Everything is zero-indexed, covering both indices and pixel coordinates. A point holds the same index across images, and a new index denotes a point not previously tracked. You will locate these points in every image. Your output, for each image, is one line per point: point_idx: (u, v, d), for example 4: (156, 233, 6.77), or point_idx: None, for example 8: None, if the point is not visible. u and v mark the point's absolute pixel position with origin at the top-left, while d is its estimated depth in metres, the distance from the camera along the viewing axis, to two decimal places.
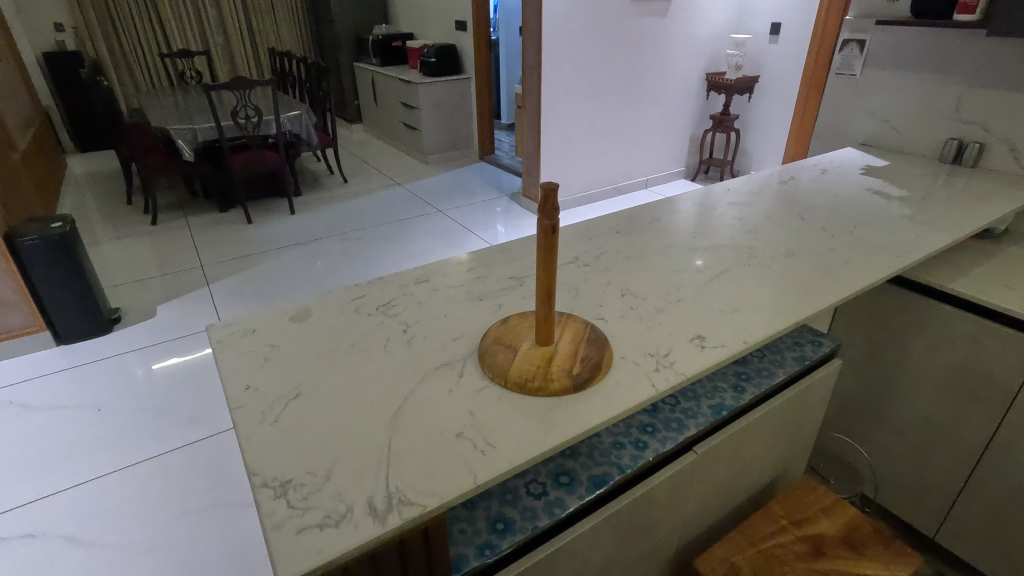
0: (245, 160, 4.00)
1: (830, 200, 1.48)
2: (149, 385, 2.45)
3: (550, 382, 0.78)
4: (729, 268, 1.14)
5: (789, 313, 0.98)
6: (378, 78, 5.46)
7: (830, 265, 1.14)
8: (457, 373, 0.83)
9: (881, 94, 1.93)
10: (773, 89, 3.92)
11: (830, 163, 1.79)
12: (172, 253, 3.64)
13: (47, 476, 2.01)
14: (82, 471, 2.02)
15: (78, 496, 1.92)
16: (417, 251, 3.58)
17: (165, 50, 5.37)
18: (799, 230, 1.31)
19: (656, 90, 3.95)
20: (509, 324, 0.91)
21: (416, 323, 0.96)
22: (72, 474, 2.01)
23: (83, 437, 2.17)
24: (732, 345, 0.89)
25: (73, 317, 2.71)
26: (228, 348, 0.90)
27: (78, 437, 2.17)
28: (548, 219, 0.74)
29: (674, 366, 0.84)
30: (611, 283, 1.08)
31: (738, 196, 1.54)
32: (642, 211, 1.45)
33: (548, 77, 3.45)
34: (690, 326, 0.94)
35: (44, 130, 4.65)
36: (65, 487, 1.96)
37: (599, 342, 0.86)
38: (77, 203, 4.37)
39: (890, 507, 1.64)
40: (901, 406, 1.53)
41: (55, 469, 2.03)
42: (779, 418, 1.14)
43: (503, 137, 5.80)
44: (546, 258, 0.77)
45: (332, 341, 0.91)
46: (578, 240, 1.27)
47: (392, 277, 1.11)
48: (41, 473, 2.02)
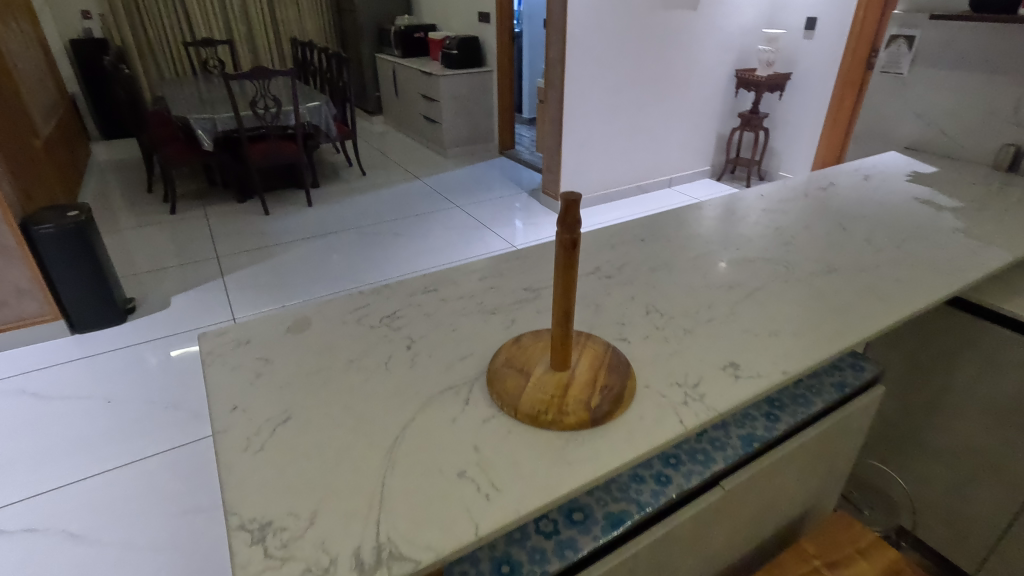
0: (264, 151, 3.98)
1: (873, 209, 1.37)
2: (159, 377, 2.43)
3: (566, 415, 0.70)
4: (764, 284, 1.04)
5: (831, 340, 0.88)
6: (399, 70, 5.40)
7: (878, 284, 1.04)
8: (463, 399, 0.75)
9: (928, 94, 1.80)
10: (805, 86, 3.76)
11: (871, 168, 1.67)
12: (188, 244, 3.62)
13: (54, 468, 1.99)
14: (89, 465, 2.00)
15: (82, 492, 1.90)
16: (434, 247, 3.51)
17: (189, 39, 5.39)
18: (841, 242, 1.20)
19: (683, 86, 3.82)
20: (521, 344, 0.83)
21: (421, 338, 0.88)
22: (78, 468, 1.99)
23: (92, 429, 2.16)
24: (769, 375, 0.80)
25: (88, 306, 2.70)
26: (219, 361, 0.83)
27: (87, 429, 2.15)
28: (567, 233, 0.66)
29: (704, 400, 0.75)
30: (635, 298, 0.99)
31: (773, 202, 1.44)
32: (670, 217, 1.36)
33: (571, 72, 3.35)
34: (722, 350, 0.85)
35: (69, 117, 4.70)
36: (72, 480, 1.94)
37: (622, 368, 0.78)
38: (100, 189, 4.41)
39: (929, 541, 1.53)
40: (946, 435, 1.41)
41: (62, 461, 2.02)
42: (814, 450, 1.04)
43: (524, 131, 5.70)
44: (565, 275, 0.69)
45: (330, 357, 0.84)
46: (600, 248, 1.19)
47: (399, 284, 1.04)
48: (48, 464, 2.00)
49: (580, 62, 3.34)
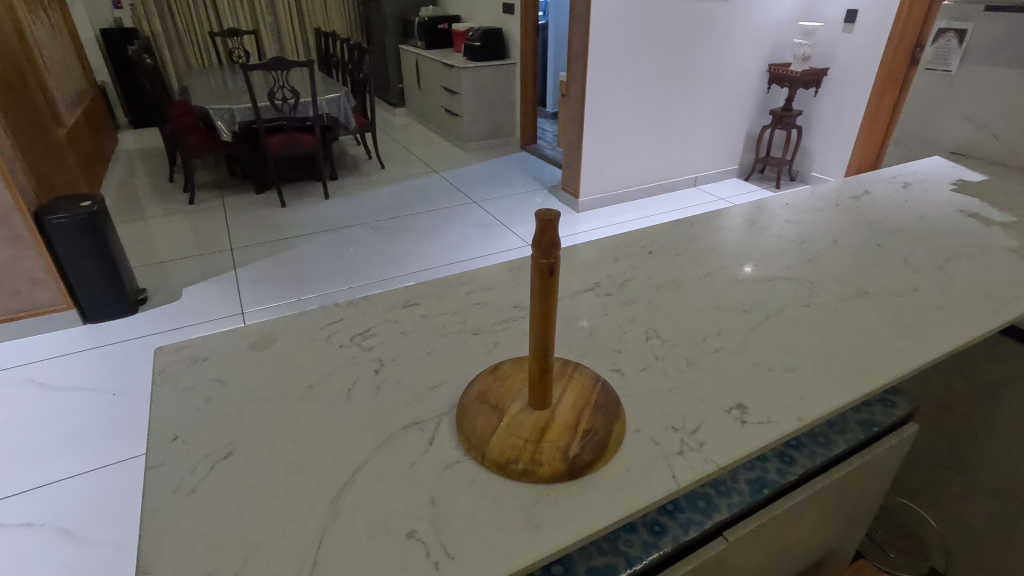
0: (281, 142, 3.95)
1: (912, 222, 1.24)
2: None
3: (538, 466, 0.60)
4: (784, 308, 0.92)
5: (857, 379, 0.76)
6: (422, 62, 5.33)
7: (914, 313, 0.91)
8: (428, 438, 0.66)
9: (979, 94, 1.64)
10: (843, 83, 3.55)
11: (912, 174, 1.52)
12: (204, 234, 3.61)
13: (55, 461, 1.98)
14: (89, 460, 1.98)
15: (80, 487, 1.88)
16: (450, 244, 3.43)
17: (216, 29, 5.40)
18: (873, 260, 1.08)
19: (713, 81, 3.66)
20: (499, 373, 0.73)
21: (392, 360, 0.80)
22: (79, 462, 1.98)
23: (96, 422, 2.15)
24: (782, 421, 0.69)
25: (100, 297, 2.69)
26: (169, 381, 0.76)
27: (91, 422, 2.14)
28: (544, 257, 0.56)
29: (703, 450, 0.65)
30: (635, 321, 0.89)
31: (799, 212, 1.31)
32: (684, 225, 1.25)
33: (594, 66, 3.21)
34: (729, 388, 0.75)
35: (96, 105, 4.76)
36: (71, 475, 1.93)
37: (610, 407, 0.68)
38: (124, 177, 4.45)
39: None
40: (986, 474, 1.27)
41: (64, 454, 2.01)
42: (834, 496, 0.93)
43: (547, 126, 5.57)
44: (541, 305, 0.59)
45: (290, 380, 0.76)
46: (602, 261, 1.08)
47: (378, 296, 0.96)
48: (50, 457, 2.00)
49: (603, 56, 3.21)
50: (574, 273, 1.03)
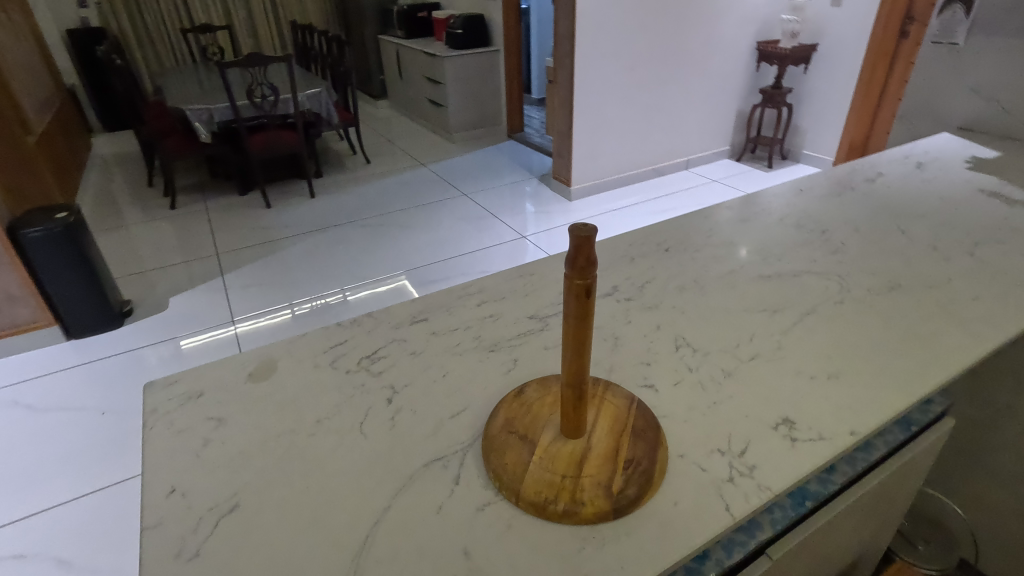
0: (263, 140, 3.82)
1: (933, 205, 1.19)
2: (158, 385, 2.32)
3: (580, 506, 0.55)
4: (816, 307, 0.87)
5: (906, 385, 0.71)
6: (402, 52, 5.19)
7: (953, 306, 0.86)
8: (453, 477, 0.60)
9: (986, 66, 1.59)
10: (833, 59, 3.49)
11: (923, 153, 1.47)
12: (188, 239, 3.49)
13: (47, 487, 1.90)
14: (82, 483, 1.90)
15: (75, 513, 1.80)
16: (443, 239, 3.35)
17: (187, 25, 5.23)
18: (900, 248, 1.03)
19: (702, 61, 3.59)
20: (524, 398, 0.67)
21: (405, 387, 0.74)
22: (72, 486, 1.90)
23: (87, 443, 2.07)
24: (834, 437, 0.64)
25: (83, 311, 2.58)
26: (162, 423, 0.69)
27: (82, 443, 2.06)
28: (580, 277, 0.50)
29: (755, 475, 0.60)
30: (660, 328, 0.83)
31: (814, 197, 1.26)
32: (697, 217, 1.19)
33: (582, 51, 3.13)
34: (771, 400, 0.69)
35: (67, 109, 4.58)
36: (65, 500, 1.85)
37: (651, 431, 0.63)
38: (101, 183, 4.30)
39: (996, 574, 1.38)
40: (1012, 460, 1.24)
41: (55, 479, 1.92)
42: (873, 500, 0.88)
43: (533, 113, 5.48)
44: (577, 330, 0.53)
45: (295, 415, 0.69)
46: (618, 261, 1.02)
47: (382, 313, 0.89)
48: (40, 483, 1.91)
49: (591, 40, 3.13)
50: None
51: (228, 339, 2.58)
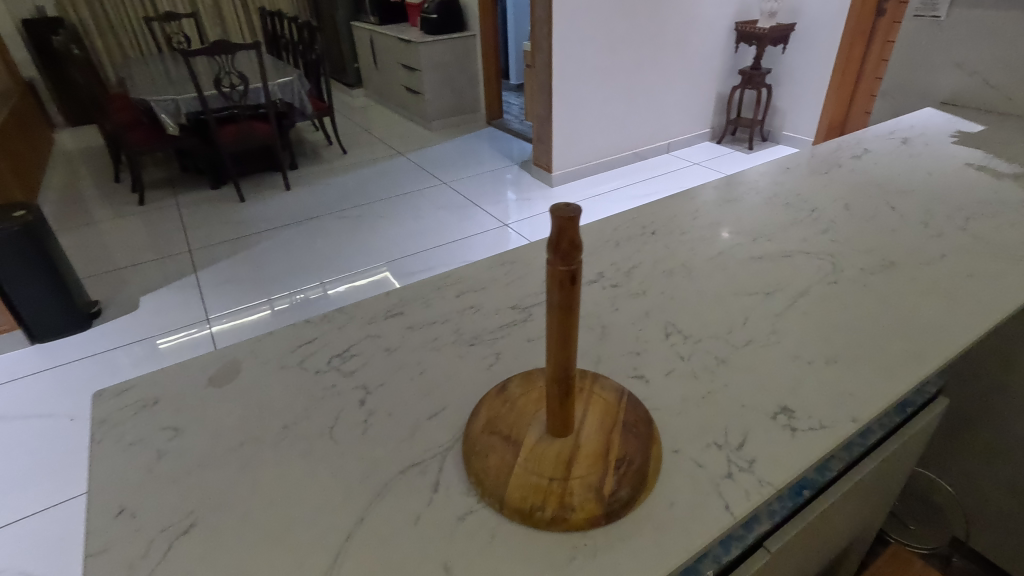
0: (233, 132, 3.69)
1: (921, 180, 1.16)
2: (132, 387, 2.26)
3: (569, 512, 0.50)
4: (810, 287, 0.83)
5: (906, 367, 0.68)
6: (376, 38, 5.06)
7: (949, 283, 0.83)
8: (431, 483, 0.56)
9: (971, 39, 1.57)
10: (811, 38, 3.46)
11: (908, 128, 1.45)
12: (158, 236, 3.37)
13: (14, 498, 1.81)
14: (51, 494, 1.82)
15: (43, 524, 1.72)
16: (423, 229, 3.27)
17: (150, 14, 5.03)
18: (892, 226, 1.00)
19: (681, 42, 3.54)
20: (508, 395, 0.63)
21: (379, 387, 0.68)
22: (41, 496, 1.81)
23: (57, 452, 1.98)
24: (835, 425, 0.61)
25: (48, 314, 2.46)
26: (112, 435, 0.63)
27: (50, 453, 1.97)
28: (564, 264, 0.45)
29: (755, 469, 0.56)
30: (649, 314, 0.79)
31: (801, 175, 1.22)
32: (683, 199, 1.14)
33: (560, 33, 3.06)
34: (768, 389, 0.66)
35: (26, 104, 4.39)
36: (32, 512, 1.76)
37: (643, 427, 0.58)
38: (65, 180, 4.14)
39: (988, 552, 1.38)
40: (1002, 437, 1.23)
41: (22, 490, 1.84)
42: (870, 484, 0.86)
43: (513, 99, 5.39)
44: (562, 321, 0.49)
45: (258, 421, 0.64)
46: (602, 246, 0.97)
47: (354, 307, 0.84)
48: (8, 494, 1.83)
49: (569, 22, 3.06)
50: None
51: (202, 338, 2.49)
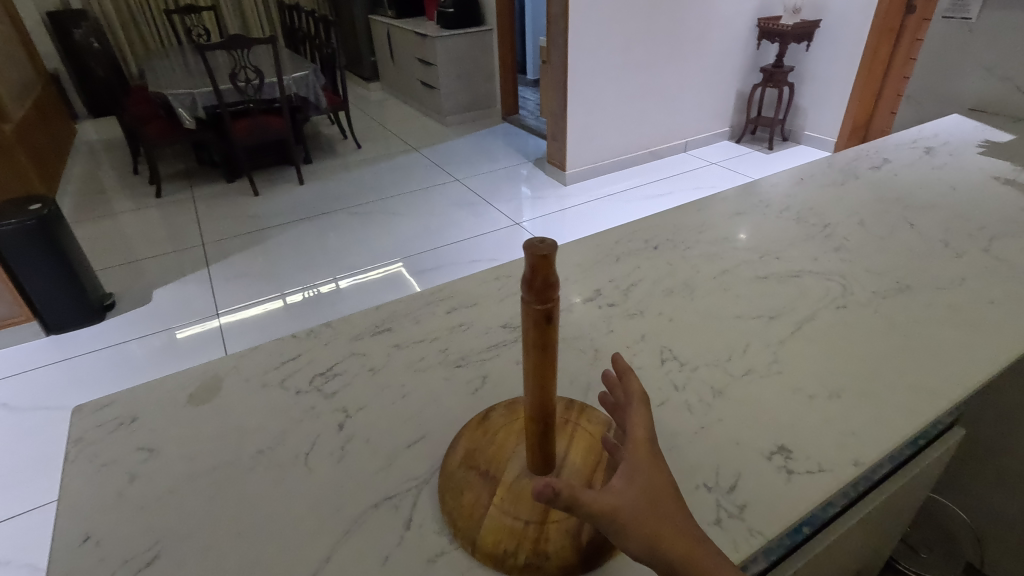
0: (248, 126, 3.69)
1: (945, 194, 1.11)
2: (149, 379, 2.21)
3: (543, 560, 0.48)
4: (818, 313, 0.79)
5: (915, 404, 0.64)
6: (393, 33, 5.04)
7: (970, 310, 0.79)
8: (405, 520, 0.54)
9: (1001, 44, 1.50)
10: (835, 37, 3.36)
11: (933, 136, 1.38)
12: (173, 228, 3.39)
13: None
14: (14, 504, 1.71)
15: (2, 536, 1.60)
16: (435, 226, 3.25)
17: (171, 7, 5.07)
18: (910, 245, 0.94)
19: (700, 39, 3.46)
20: (490, 425, 0.60)
21: (360, 410, 0.66)
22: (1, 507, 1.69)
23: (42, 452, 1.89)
24: (837, 468, 0.57)
25: (62, 307, 2.43)
26: (87, 455, 0.62)
27: (32, 453, 1.88)
28: (541, 301, 0.43)
29: (746, 516, 0.53)
30: (645, 338, 0.76)
31: (817, 185, 1.17)
32: (691, 210, 1.10)
33: (577, 29, 3.00)
34: (765, 424, 0.62)
35: (49, 96, 4.45)
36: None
37: None
38: (84, 172, 4.19)
39: None
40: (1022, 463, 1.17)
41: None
42: (878, 520, 0.80)
43: (529, 94, 5.34)
44: (540, 361, 0.46)
45: (234, 446, 0.62)
46: (603, 261, 0.94)
47: (341, 322, 0.82)
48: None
49: (585, 19, 3.00)
50: (571, 279, 0.89)
51: (213, 331, 2.46)
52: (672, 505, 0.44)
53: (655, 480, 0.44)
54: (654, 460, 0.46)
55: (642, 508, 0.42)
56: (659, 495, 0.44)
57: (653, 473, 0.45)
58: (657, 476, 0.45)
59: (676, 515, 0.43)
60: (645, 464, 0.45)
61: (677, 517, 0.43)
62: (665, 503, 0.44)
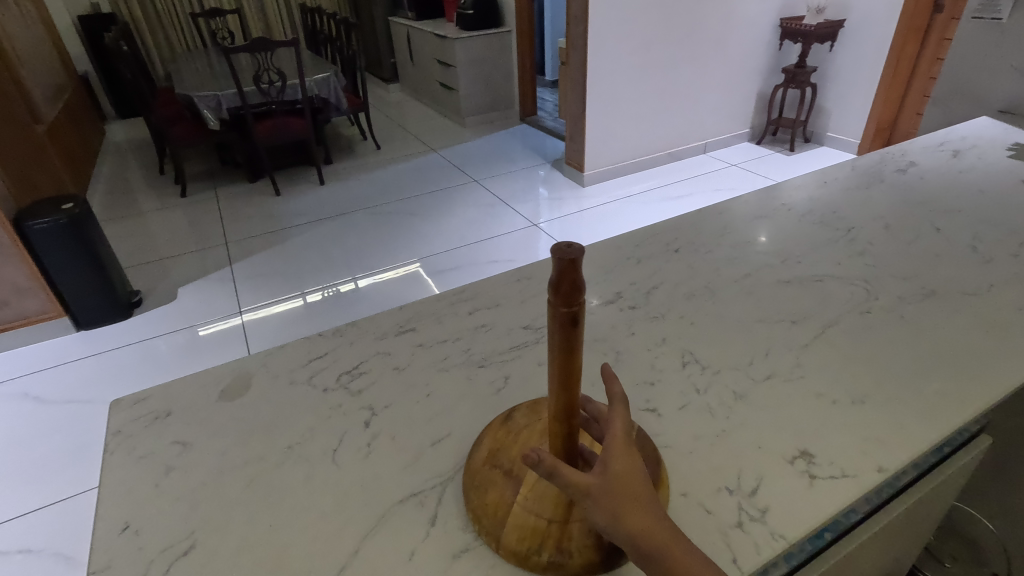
0: (271, 126, 3.75)
1: (973, 199, 1.09)
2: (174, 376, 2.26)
3: (566, 558, 0.49)
4: (840, 318, 0.79)
5: (941, 411, 0.64)
6: (413, 34, 5.09)
7: (999, 317, 0.77)
8: (429, 516, 0.55)
9: None
10: (859, 37, 3.31)
11: (960, 139, 1.36)
12: (198, 228, 3.45)
13: (8, 499, 1.75)
14: (47, 494, 1.76)
15: (36, 524, 1.66)
16: (453, 227, 3.27)
17: (197, 10, 5.18)
18: (937, 250, 0.93)
19: (721, 39, 3.43)
20: (513, 425, 0.61)
21: (385, 408, 0.68)
22: (33, 498, 1.75)
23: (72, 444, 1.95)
24: (859, 474, 0.57)
25: (91, 304, 2.49)
26: (125, 447, 0.65)
27: (63, 444, 1.94)
28: (567, 304, 0.43)
29: (767, 520, 0.53)
30: (666, 341, 0.76)
31: (840, 189, 1.16)
32: (712, 212, 1.10)
33: (596, 31, 3.00)
34: (786, 429, 0.62)
35: (79, 97, 4.57)
36: (25, 512, 1.70)
37: (651, 467, 0.56)
38: (113, 171, 4.29)
39: None
40: None
41: (14, 493, 1.77)
42: (900, 527, 0.79)
43: (547, 95, 5.35)
44: (565, 363, 0.47)
45: (265, 439, 0.64)
46: (623, 263, 0.94)
47: (366, 321, 0.83)
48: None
49: (605, 20, 3.00)
50: (592, 281, 0.90)
51: (235, 329, 2.51)
52: (640, 495, 0.46)
53: (624, 472, 0.46)
54: (627, 453, 0.47)
55: (611, 496, 0.45)
56: (627, 487, 0.45)
57: (623, 465, 0.46)
58: (627, 467, 0.46)
59: (642, 504, 0.46)
60: (619, 455, 0.47)
61: (644, 507, 0.45)
62: (633, 492, 0.46)
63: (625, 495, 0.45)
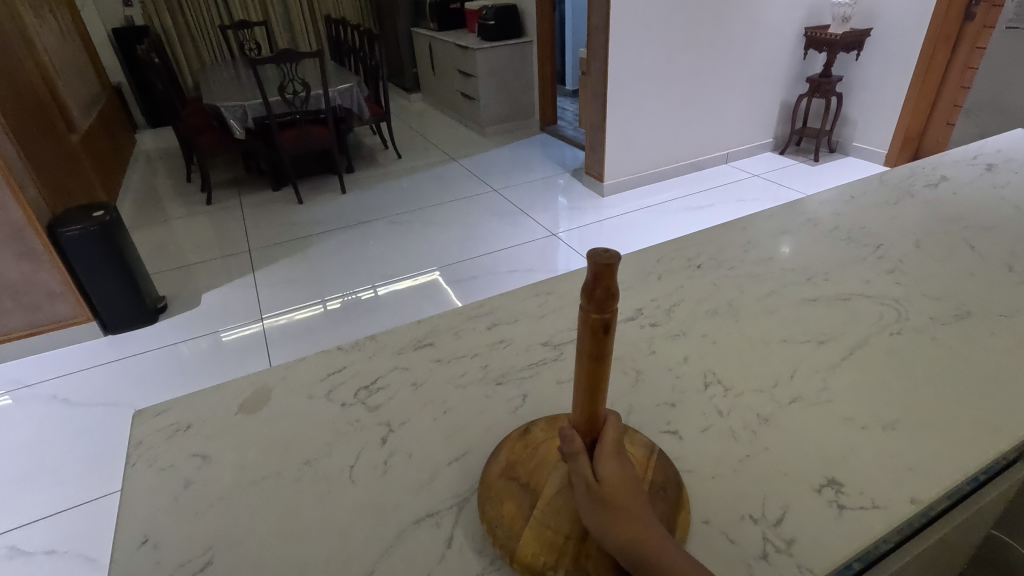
0: (294, 135, 3.81)
1: (1007, 215, 1.05)
2: (196, 380, 2.29)
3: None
4: (870, 339, 0.76)
5: (976, 440, 0.61)
6: (435, 45, 5.14)
7: None
8: (445, 538, 0.54)
9: None
10: (886, 46, 3.25)
11: (994, 152, 1.32)
12: (223, 235, 3.52)
13: (35, 499, 1.79)
14: (72, 495, 1.80)
15: (62, 526, 1.69)
16: (471, 236, 3.27)
17: (226, 22, 5.31)
18: (970, 269, 0.90)
19: (744, 49, 3.40)
20: (531, 438, 0.60)
21: (403, 425, 0.67)
22: (59, 499, 1.79)
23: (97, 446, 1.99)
24: (890, 506, 0.55)
25: (119, 309, 2.54)
26: (146, 458, 0.65)
27: (87, 446, 1.98)
28: (597, 313, 0.43)
29: (793, 551, 0.51)
30: (687, 360, 0.75)
31: (867, 204, 1.13)
32: (735, 228, 1.07)
33: (617, 41, 3.00)
34: (813, 456, 0.60)
35: (112, 107, 4.70)
36: (52, 513, 1.74)
37: (672, 489, 0.55)
38: (142, 179, 4.40)
39: None
40: None
41: (41, 494, 1.81)
42: (932, 557, 0.76)
43: (567, 105, 5.35)
44: (591, 373, 0.46)
45: (284, 454, 0.65)
46: (644, 279, 0.93)
47: (385, 335, 0.83)
48: (27, 495, 1.81)
49: (626, 31, 2.99)
50: None
51: (256, 335, 2.54)
52: (632, 503, 0.47)
53: (617, 480, 0.47)
54: (616, 458, 0.48)
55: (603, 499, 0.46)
56: (618, 495, 0.46)
57: (615, 472, 0.47)
58: (619, 475, 0.47)
59: (636, 513, 0.46)
60: (608, 461, 0.48)
61: (636, 514, 0.46)
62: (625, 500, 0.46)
63: (616, 502, 0.46)
